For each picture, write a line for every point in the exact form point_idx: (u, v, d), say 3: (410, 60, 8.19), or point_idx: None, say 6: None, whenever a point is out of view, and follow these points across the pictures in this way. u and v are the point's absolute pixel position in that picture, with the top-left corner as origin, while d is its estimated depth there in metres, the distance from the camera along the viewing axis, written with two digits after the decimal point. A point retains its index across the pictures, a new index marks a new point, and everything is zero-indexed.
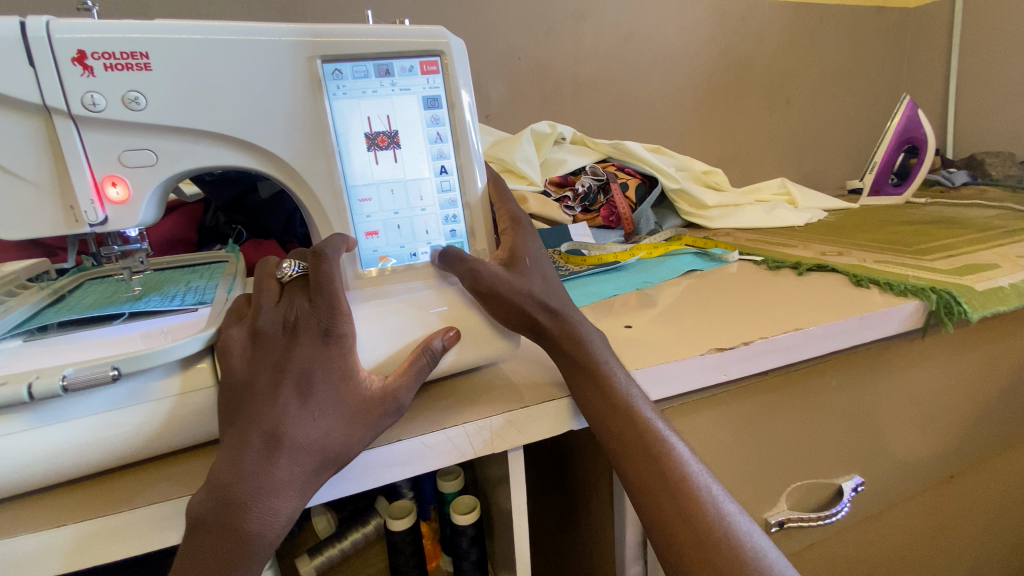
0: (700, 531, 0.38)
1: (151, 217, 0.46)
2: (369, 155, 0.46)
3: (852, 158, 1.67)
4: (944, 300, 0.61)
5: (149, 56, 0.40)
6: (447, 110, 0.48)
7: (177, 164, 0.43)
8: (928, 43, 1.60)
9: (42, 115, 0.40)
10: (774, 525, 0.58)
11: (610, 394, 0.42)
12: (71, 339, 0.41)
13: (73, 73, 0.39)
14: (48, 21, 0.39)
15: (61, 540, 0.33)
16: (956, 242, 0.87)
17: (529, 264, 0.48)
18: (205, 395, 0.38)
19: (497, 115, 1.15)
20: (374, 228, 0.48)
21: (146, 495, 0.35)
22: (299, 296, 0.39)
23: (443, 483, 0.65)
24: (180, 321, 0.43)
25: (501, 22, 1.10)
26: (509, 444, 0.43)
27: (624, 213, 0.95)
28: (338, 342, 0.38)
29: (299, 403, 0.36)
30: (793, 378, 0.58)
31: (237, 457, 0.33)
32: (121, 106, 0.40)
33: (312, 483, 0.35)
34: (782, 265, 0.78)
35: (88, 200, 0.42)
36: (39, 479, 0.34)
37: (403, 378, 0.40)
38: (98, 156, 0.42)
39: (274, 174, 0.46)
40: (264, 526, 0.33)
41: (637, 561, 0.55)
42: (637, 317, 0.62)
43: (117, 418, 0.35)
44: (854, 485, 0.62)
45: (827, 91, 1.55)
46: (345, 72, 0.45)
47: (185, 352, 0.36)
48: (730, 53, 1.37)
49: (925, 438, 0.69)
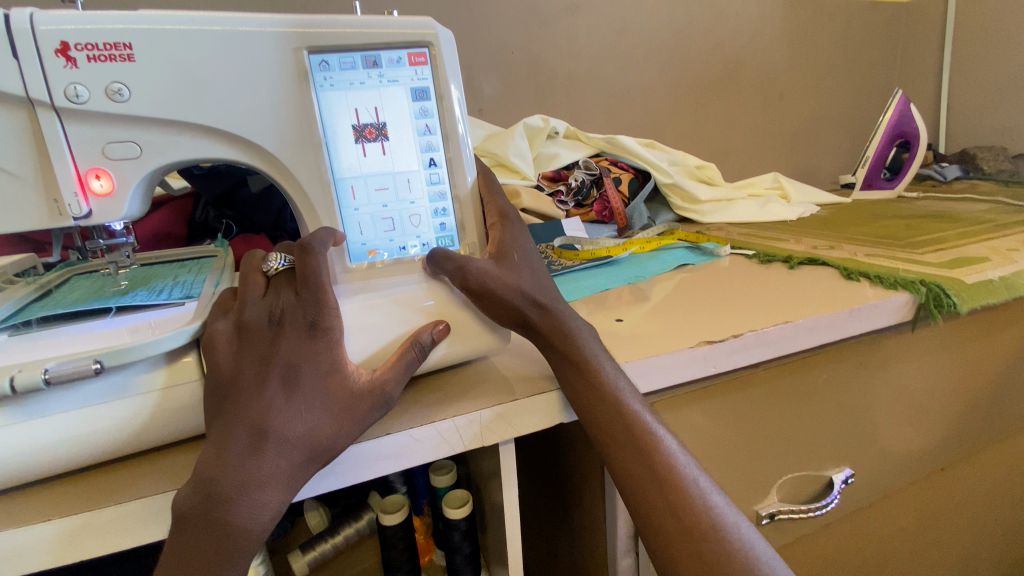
0: (689, 524, 0.38)
1: (136, 210, 0.45)
2: (357, 147, 0.46)
3: (846, 153, 1.67)
4: (933, 292, 0.61)
5: (132, 47, 0.39)
6: (436, 102, 0.48)
7: (162, 156, 0.43)
8: (921, 37, 1.60)
9: (24, 107, 0.40)
10: (765, 517, 0.59)
11: (600, 388, 0.42)
12: (56, 334, 0.40)
13: (56, 64, 0.39)
14: (32, 12, 0.38)
15: (46, 535, 0.33)
16: (947, 235, 0.88)
17: (518, 258, 0.47)
18: (191, 389, 0.37)
19: (490, 109, 1.15)
20: (362, 221, 0.48)
21: (132, 490, 0.35)
22: (285, 289, 0.39)
23: (435, 478, 0.65)
24: (167, 316, 0.42)
25: (494, 16, 1.10)
26: (499, 437, 0.43)
27: (617, 208, 0.94)
28: (325, 335, 0.38)
29: (286, 397, 0.36)
30: (783, 371, 0.58)
31: (222, 451, 0.33)
32: (105, 98, 0.40)
33: (300, 477, 0.35)
34: (773, 258, 0.78)
35: (72, 193, 0.42)
36: (22, 474, 0.34)
37: (392, 371, 0.40)
38: (81, 148, 0.41)
39: (261, 166, 0.45)
40: (251, 520, 0.33)
41: (629, 554, 0.55)
42: (629, 311, 0.62)
43: (101, 412, 0.35)
44: (844, 477, 0.63)
45: (820, 86, 1.55)
46: (332, 63, 0.44)
47: (169, 346, 0.36)
48: (723, 47, 1.37)
49: (914, 431, 0.69)
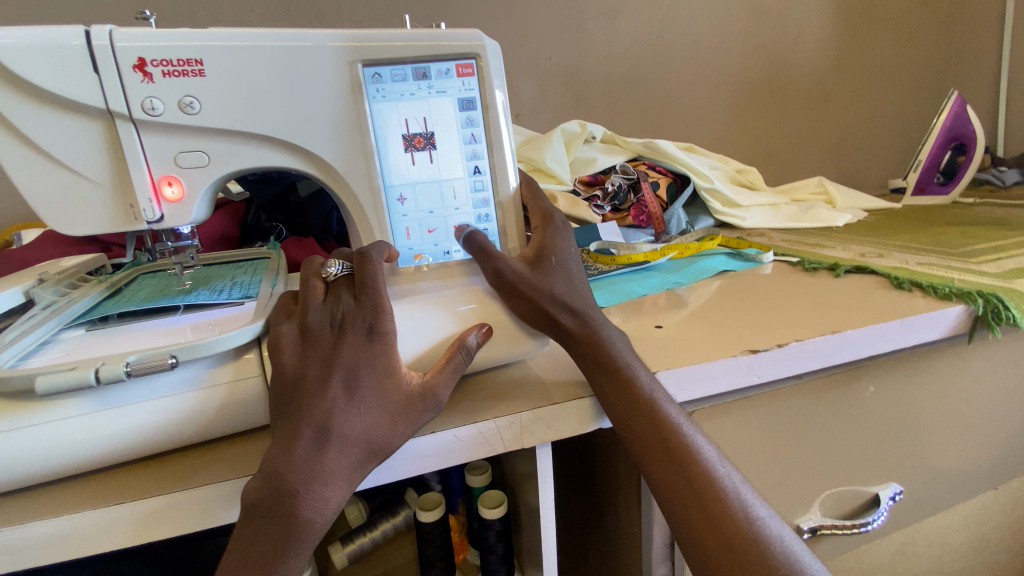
0: (730, 537, 0.37)
1: (202, 215, 0.48)
2: (406, 156, 0.48)
3: (895, 156, 1.61)
4: (991, 304, 0.58)
5: (203, 63, 0.42)
6: (482, 111, 0.49)
7: (227, 164, 0.46)
8: (977, 36, 1.52)
9: (104, 118, 0.43)
10: (806, 531, 0.57)
11: (636, 397, 0.43)
12: (131, 329, 0.44)
13: (134, 79, 0.41)
14: (112, 30, 0.41)
15: (122, 516, 0.35)
16: (1006, 244, 0.83)
17: (563, 265, 0.48)
18: (253, 384, 0.40)
19: (527, 114, 1.16)
20: (409, 227, 0.50)
21: (199, 476, 0.37)
22: (344, 295, 0.41)
23: (471, 478, 0.68)
24: (228, 314, 0.45)
25: (532, 23, 1.11)
26: (538, 440, 0.44)
27: (654, 213, 0.94)
28: (382, 340, 0.40)
29: (347, 397, 0.37)
30: (827, 382, 0.56)
31: (290, 447, 0.35)
32: (178, 110, 0.42)
33: (359, 474, 0.37)
34: (818, 266, 0.76)
35: (146, 199, 0.45)
36: (99, 459, 0.37)
37: (441, 374, 0.41)
38: (156, 157, 0.44)
39: (316, 174, 0.48)
40: (315, 513, 0.35)
41: (664, 562, 0.55)
42: (668, 317, 0.62)
43: (171, 404, 0.38)
44: (892, 494, 0.61)
45: (866, 88, 1.50)
46: (384, 75, 0.46)
47: (236, 343, 0.39)
48: (766, 49, 1.34)
49: (968, 448, 0.66)
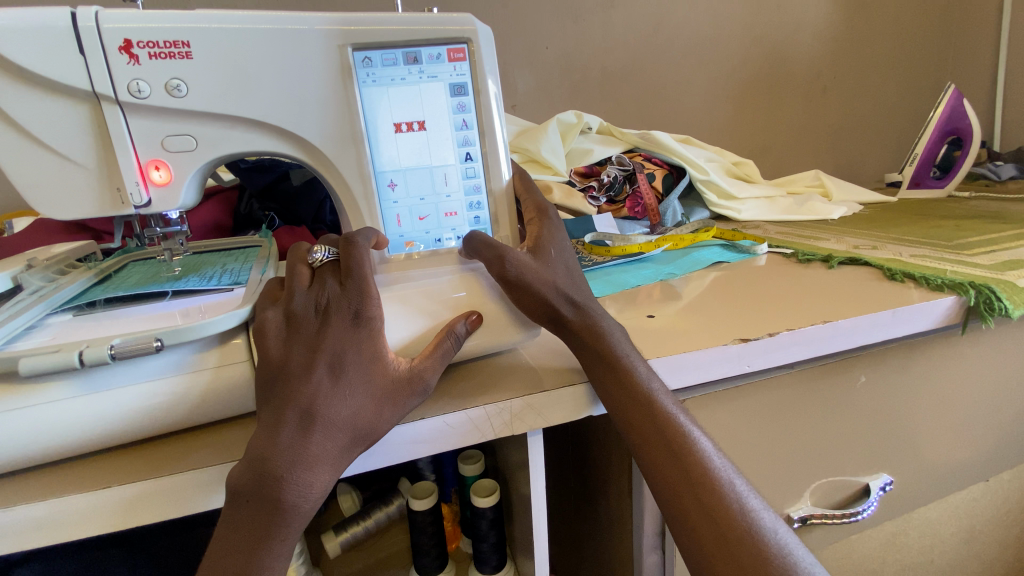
0: (723, 527, 0.37)
1: (190, 200, 0.48)
2: (397, 141, 0.47)
3: (892, 150, 1.61)
4: (983, 295, 0.58)
5: (190, 46, 0.41)
6: (473, 96, 0.48)
7: (216, 148, 0.45)
8: (975, 30, 1.52)
9: (90, 101, 0.42)
10: (797, 520, 0.58)
11: (631, 387, 0.43)
12: (119, 314, 0.44)
13: (120, 61, 0.41)
14: (98, 11, 0.40)
15: (109, 500, 0.35)
16: (1000, 237, 0.84)
17: (554, 254, 0.48)
18: (241, 369, 0.40)
19: (523, 105, 1.15)
20: (400, 214, 0.49)
21: (187, 461, 0.37)
22: (330, 280, 0.41)
23: (464, 466, 0.68)
24: (217, 300, 0.45)
25: (528, 12, 1.10)
26: (529, 426, 0.44)
27: (650, 205, 0.92)
28: (367, 325, 0.39)
29: (332, 381, 0.37)
30: (818, 372, 0.56)
31: (274, 432, 0.35)
32: (165, 93, 0.42)
33: (344, 458, 0.37)
34: (812, 258, 0.76)
35: (133, 183, 0.44)
36: (85, 443, 0.37)
37: (429, 359, 0.41)
38: (143, 140, 0.44)
39: (306, 159, 0.47)
40: (300, 497, 0.35)
41: (655, 551, 0.55)
42: (661, 308, 0.62)
43: (158, 387, 0.37)
44: (883, 484, 0.62)
45: (864, 81, 1.50)
46: (374, 60, 0.46)
47: (222, 327, 0.38)
48: (764, 41, 1.33)
49: (959, 440, 0.67)
